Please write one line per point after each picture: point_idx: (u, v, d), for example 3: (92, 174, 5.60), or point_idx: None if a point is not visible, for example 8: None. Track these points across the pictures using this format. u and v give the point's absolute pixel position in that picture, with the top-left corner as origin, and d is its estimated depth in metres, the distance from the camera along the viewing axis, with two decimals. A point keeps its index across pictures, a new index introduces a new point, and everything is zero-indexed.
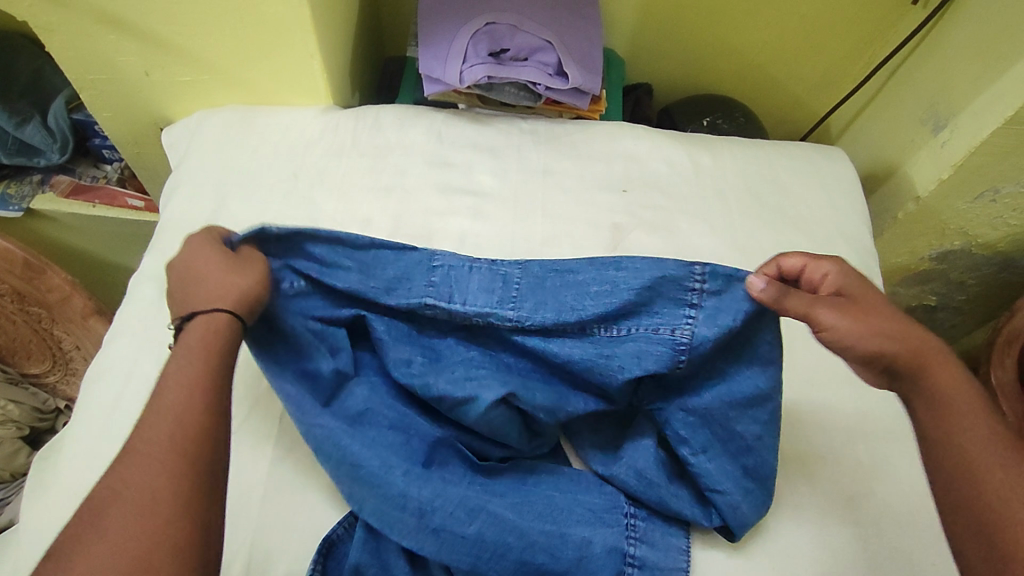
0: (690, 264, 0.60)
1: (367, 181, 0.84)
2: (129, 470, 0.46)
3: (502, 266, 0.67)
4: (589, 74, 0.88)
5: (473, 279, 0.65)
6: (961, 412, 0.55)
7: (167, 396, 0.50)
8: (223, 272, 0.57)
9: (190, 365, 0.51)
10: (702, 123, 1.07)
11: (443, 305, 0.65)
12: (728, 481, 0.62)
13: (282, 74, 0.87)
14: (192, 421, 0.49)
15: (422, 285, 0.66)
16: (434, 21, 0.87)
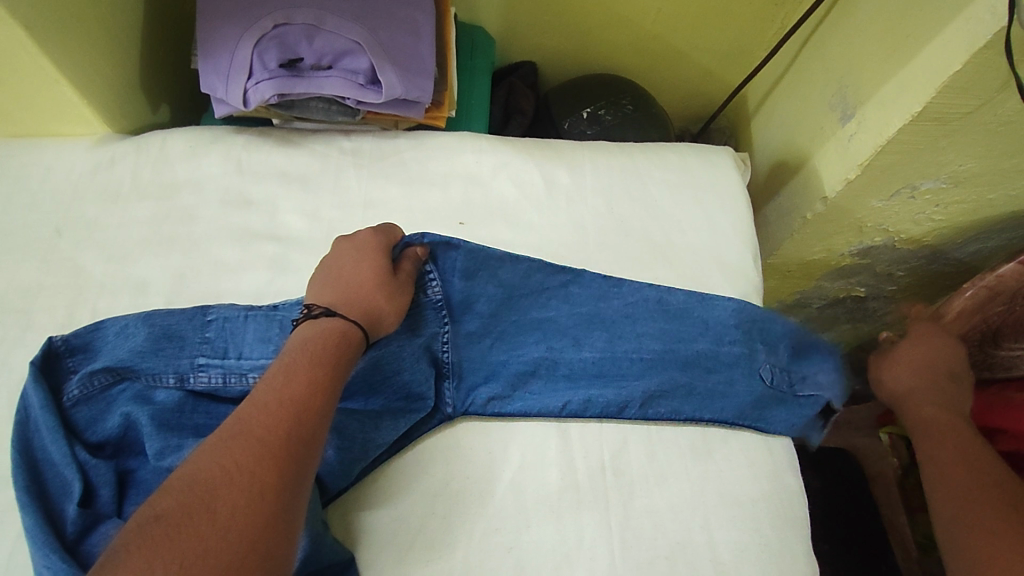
0: (423, 276, 0.61)
1: (148, 232, 0.70)
2: (212, 458, 0.41)
3: (280, 311, 0.61)
4: (415, 78, 0.72)
5: (249, 330, 0.59)
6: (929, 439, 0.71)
7: (288, 382, 0.46)
8: (380, 282, 0.55)
9: (301, 365, 0.48)
10: (582, 115, 0.90)
11: (218, 367, 0.58)
12: (694, 402, 0.63)
13: (32, 101, 0.70)
14: (297, 413, 0.45)
15: (195, 344, 0.58)
16: (214, 26, 0.70)
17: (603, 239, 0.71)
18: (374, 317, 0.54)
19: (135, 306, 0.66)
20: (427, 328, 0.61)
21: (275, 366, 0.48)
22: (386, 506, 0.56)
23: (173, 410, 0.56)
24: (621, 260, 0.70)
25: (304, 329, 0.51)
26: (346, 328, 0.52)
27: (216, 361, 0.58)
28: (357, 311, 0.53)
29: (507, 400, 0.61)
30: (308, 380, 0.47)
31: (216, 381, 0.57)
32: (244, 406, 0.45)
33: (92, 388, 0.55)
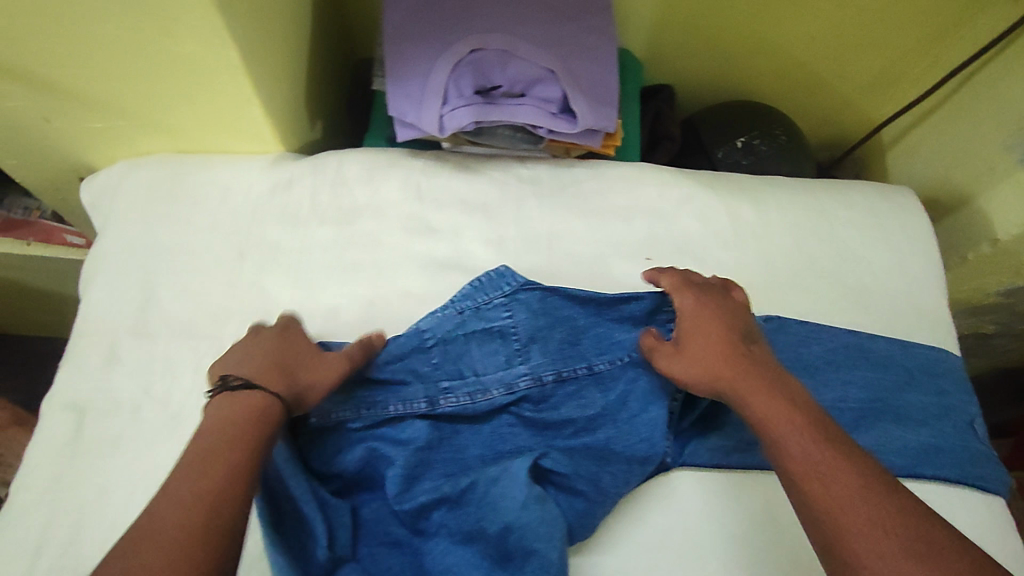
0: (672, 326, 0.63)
1: (331, 257, 0.68)
2: (152, 538, 0.39)
3: (495, 321, 0.60)
4: (603, 107, 0.70)
5: (474, 348, 0.59)
6: (805, 454, 0.48)
7: (218, 447, 0.45)
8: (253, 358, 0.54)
9: (217, 442, 0.46)
10: (736, 144, 0.89)
11: (462, 386, 0.59)
12: (909, 457, 0.61)
13: (215, 121, 0.69)
14: (225, 478, 0.44)
15: (427, 372, 0.58)
16: (404, 48, 0.68)
17: (794, 280, 0.70)
18: (296, 389, 0.52)
19: (328, 336, 0.64)
20: (651, 376, 0.60)
21: (204, 437, 0.46)
22: (614, 551, 0.56)
23: (412, 432, 0.57)
24: (813, 303, 0.69)
25: (219, 404, 0.48)
26: (267, 400, 0.49)
27: (456, 381, 0.59)
28: (279, 383, 0.51)
29: (727, 453, 0.61)
30: (234, 446, 0.46)
31: (457, 400, 0.58)
32: (172, 485, 0.43)
33: (321, 415, 0.56)
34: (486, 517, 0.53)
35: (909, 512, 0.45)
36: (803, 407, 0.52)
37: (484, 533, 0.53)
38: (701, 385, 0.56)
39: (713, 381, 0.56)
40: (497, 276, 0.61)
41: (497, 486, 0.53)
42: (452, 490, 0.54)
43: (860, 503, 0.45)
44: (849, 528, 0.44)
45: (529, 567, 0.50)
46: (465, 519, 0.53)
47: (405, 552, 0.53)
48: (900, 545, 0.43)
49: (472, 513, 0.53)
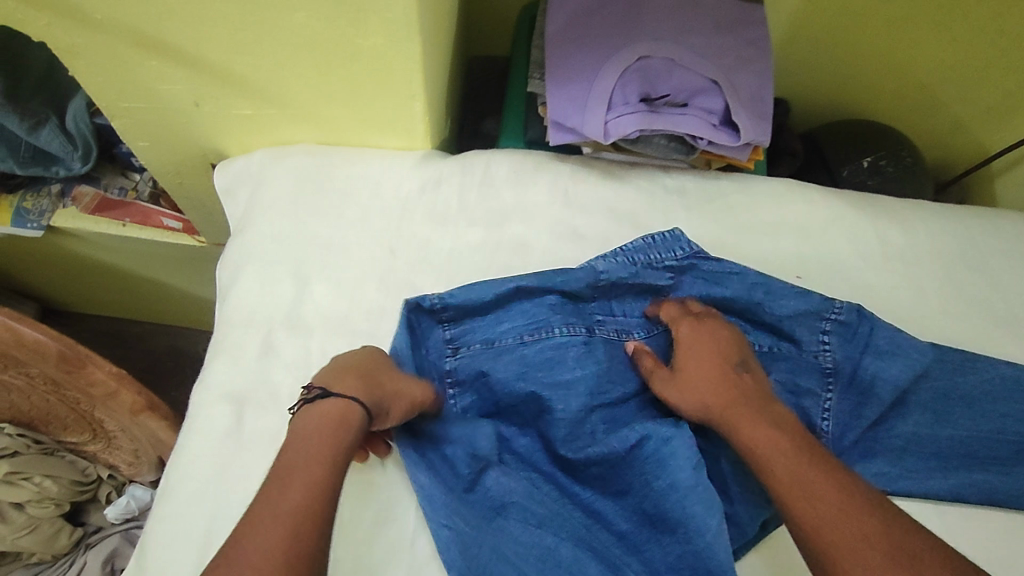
0: (832, 306, 0.65)
1: (481, 259, 0.67)
2: (250, 542, 0.42)
3: (646, 274, 0.66)
4: (762, 121, 0.69)
5: (629, 292, 0.66)
6: (785, 480, 0.52)
7: (302, 453, 0.48)
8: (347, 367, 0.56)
9: (310, 445, 0.48)
10: (862, 164, 0.88)
11: (612, 322, 0.64)
12: None
13: (369, 114, 0.68)
14: (312, 485, 0.46)
15: (589, 312, 0.64)
16: (567, 52, 0.67)
17: (945, 306, 0.69)
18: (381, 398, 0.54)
19: None
20: (808, 354, 0.65)
21: (297, 439, 0.49)
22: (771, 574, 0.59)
23: (568, 363, 0.60)
24: (965, 329, 0.68)
25: (303, 416, 0.51)
26: (346, 408, 0.51)
27: (608, 317, 0.65)
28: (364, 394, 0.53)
29: (887, 480, 0.61)
30: (315, 452, 0.48)
31: (608, 334, 0.63)
32: (268, 484, 0.46)
33: (489, 335, 0.62)
34: (654, 472, 0.58)
35: (890, 527, 0.48)
36: (789, 432, 0.55)
37: (646, 487, 0.58)
38: (698, 410, 0.59)
39: (706, 401, 0.59)
40: (672, 239, 0.67)
41: (668, 447, 0.58)
42: (621, 447, 0.59)
43: (842, 521, 0.48)
44: (840, 546, 0.47)
45: (680, 534, 0.56)
46: (631, 474, 0.59)
47: (551, 483, 0.59)
48: (886, 559, 0.46)
49: (636, 477, 0.58)
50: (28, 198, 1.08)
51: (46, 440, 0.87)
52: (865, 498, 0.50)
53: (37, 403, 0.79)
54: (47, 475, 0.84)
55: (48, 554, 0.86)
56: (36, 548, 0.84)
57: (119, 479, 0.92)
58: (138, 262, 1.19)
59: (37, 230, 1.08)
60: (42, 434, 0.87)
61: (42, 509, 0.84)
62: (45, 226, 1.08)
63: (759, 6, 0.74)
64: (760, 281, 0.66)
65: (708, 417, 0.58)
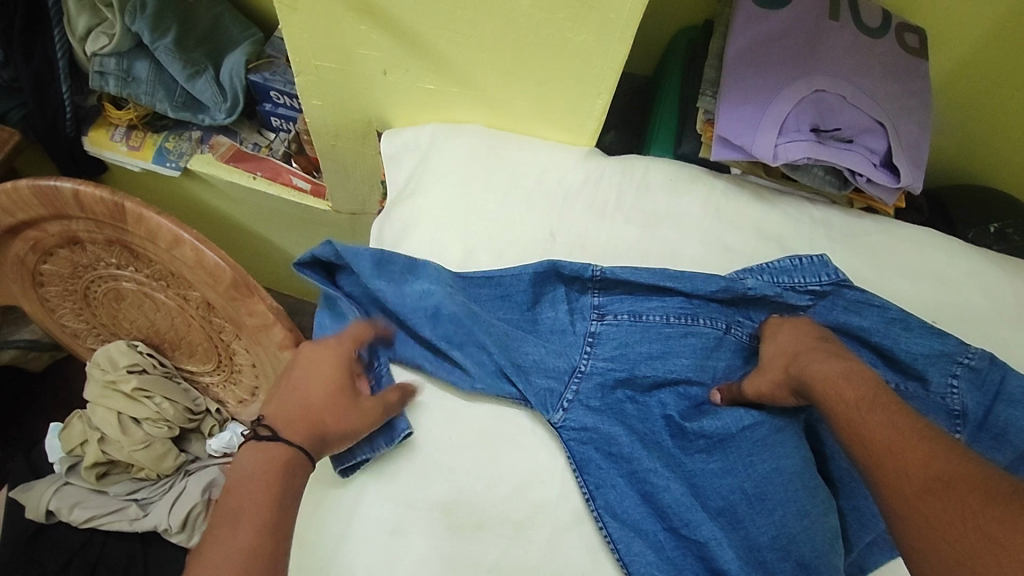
0: (967, 348, 0.64)
1: (632, 256, 0.70)
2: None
3: (787, 293, 0.65)
4: (917, 168, 0.72)
5: (771, 305, 0.65)
6: (858, 419, 0.50)
7: (245, 482, 0.49)
8: (337, 399, 0.55)
9: (251, 494, 0.49)
10: (989, 229, 0.90)
11: (748, 325, 0.65)
12: None
13: (547, 105, 0.73)
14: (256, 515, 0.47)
15: (729, 313, 0.64)
16: (745, 75, 0.71)
17: None
18: (322, 437, 0.53)
19: None
20: (937, 394, 0.63)
21: (239, 477, 0.50)
22: None
23: (685, 350, 0.61)
24: None
25: (248, 455, 0.51)
26: (292, 453, 0.52)
27: (744, 322, 0.65)
28: (307, 437, 0.53)
29: None
30: (263, 482, 0.50)
31: (742, 337, 0.64)
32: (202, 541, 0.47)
33: (630, 312, 0.62)
34: (759, 454, 0.57)
35: (970, 467, 0.43)
36: (859, 385, 0.53)
37: (751, 470, 0.56)
38: (779, 392, 0.57)
39: (783, 382, 0.57)
40: (818, 264, 0.67)
41: (780, 435, 0.57)
42: (734, 427, 0.58)
43: (915, 455, 0.45)
44: (885, 480, 0.46)
45: (776, 516, 0.54)
46: (737, 457, 0.57)
47: (656, 452, 0.58)
48: (957, 493, 0.42)
49: (740, 458, 0.57)
50: (170, 140, 1.15)
51: (168, 364, 0.91)
52: (948, 444, 0.46)
53: (179, 327, 0.85)
54: (166, 398, 0.87)
55: (153, 473, 0.87)
56: (145, 465, 0.85)
57: (223, 415, 0.94)
58: (255, 213, 1.23)
59: (174, 170, 1.15)
60: (166, 358, 0.92)
61: (157, 428, 0.85)
62: (181, 167, 1.14)
63: (923, 60, 0.77)
64: (898, 316, 0.65)
65: (789, 386, 0.57)
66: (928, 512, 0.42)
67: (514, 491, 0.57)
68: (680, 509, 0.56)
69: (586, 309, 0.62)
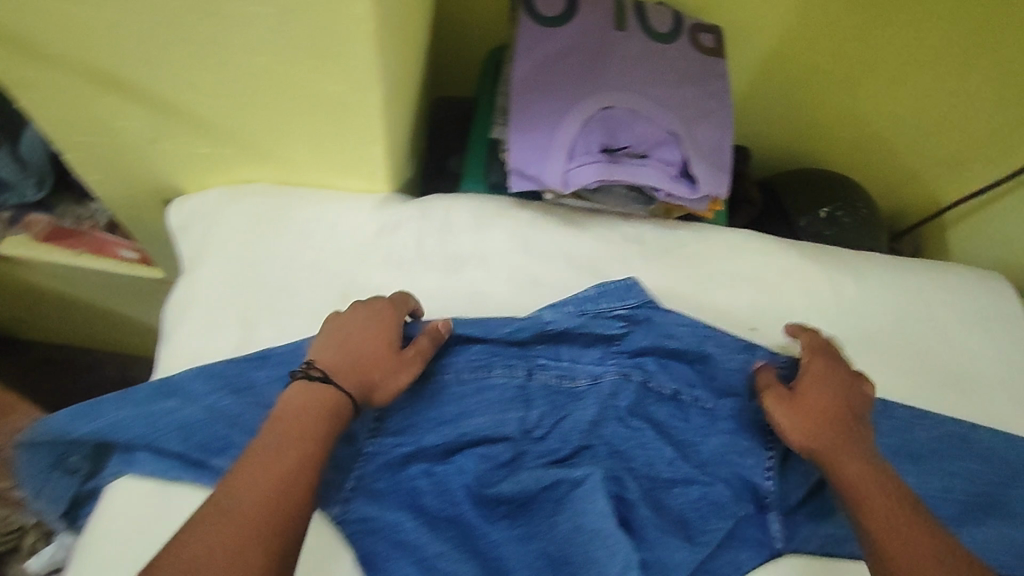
0: (775, 356, 0.64)
1: (435, 305, 0.65)
2: (198, 547, 0.42)
3: (590, 321, 0.61)
4: (720, 173, 0.69)
5: (578, 339, 0.62)
6: (873, 501, 0.53)
7: (283, 442, 0.49)
8: (391, 354, 0.56)
9: (295, 429, 0.50)
10: (819, 215, 0.91)
11: (555, 366, 0.61)
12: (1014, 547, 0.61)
13: (328, 157, 0.67)
14: (293, 479, 0.47)
15: (533, 357, 0.61)
16: (532, 98, 0.67)
17: (894, 358, 0.70)
18: (372, 390, 0.55)
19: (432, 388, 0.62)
20: (746, 410, 0.62)
21: (283, 421, 0.51)
22: None
23: (481, 407, 0.58)
24: (913, 385, 0.69)
25: (297, 391, 0.53)
26: (339, 401, 0.53)
27: (550, 362, 0.61)
28: (360, 390, 0.55)
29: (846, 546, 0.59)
30: (303, 432, 0.50)
31: (549, 380, 0.60)
32: (223, 486, 0.46)
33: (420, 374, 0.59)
34: (559, 514, 0.55)
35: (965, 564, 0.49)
36: (876, 467, 0.55)
37: (552, 530, 0.55)
38: (816, 448, 0.57)
39: (826, 438, 0.57)
40: (625, 287, 0.63)
41: (579, 491, 0.56)
42: (534, 486, 0.56)
43: (920, 548, 0.49)
44: (891, 561, 0.49)
45: None
46: (539, 519, 0.56)
47: (454, 525, 0.55)
48: None
49: (543, 521, 0.55)
50: None
51: None
52: (938, 529, 0.51)
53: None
54: None
55: None
56: None
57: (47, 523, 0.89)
58: (93, 289, 1.14)
59: None
60: None
61: None
62: None
63: (722, 60, 0.75)
64: (709, 332, 0.62)
65: (823, 446, 0.57)
66: None
67: None
68: None
69: None
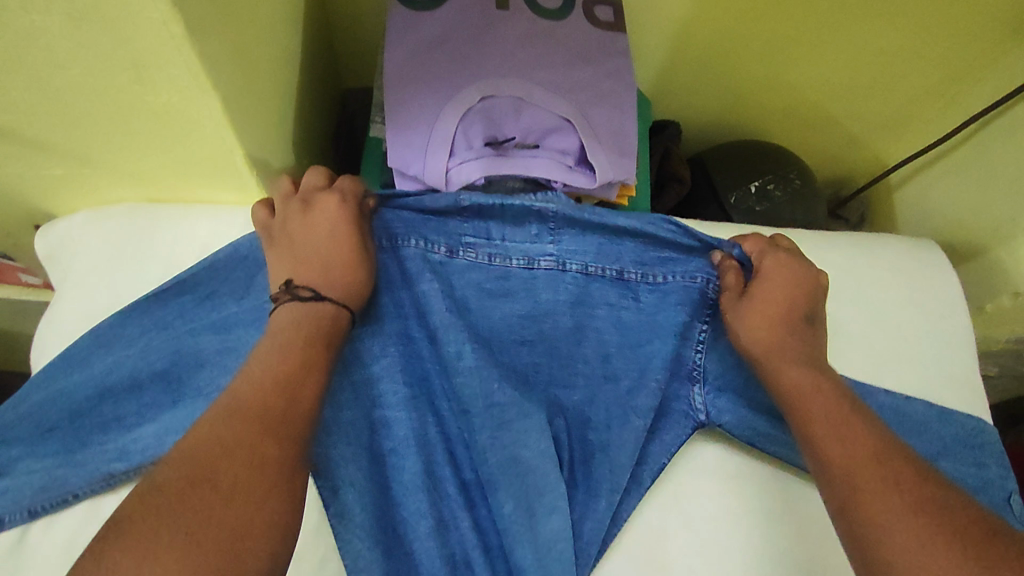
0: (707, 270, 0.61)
1: None
2: (207, 451, 0.41)
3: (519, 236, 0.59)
4: (622, 159, 0.64)
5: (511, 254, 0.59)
6: (820, 413, 0.52)
7: (281, 355, 0.47)
8: (356, 250, 0.54)
9: (286, 342, 0.48)
10: (750, 189, 0.86)
11: (485, 246, 0.59)
12: None
13: (193, 171, 0.61)
14: (295, 387, 0.45)
15: (464, 275, 0.59)
16: (408, 94, 0.62)
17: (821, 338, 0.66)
18: (354, 289, 0.53)
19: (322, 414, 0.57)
20: (677, 291, 0.60)
21: (276, 337, 0.48)
22: None
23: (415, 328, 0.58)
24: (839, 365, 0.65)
25: (288, 306, 0.51)
26: (336, 311, 0.52)
27: (480, 240, 0.59)
28: (349, 293, 0.53)
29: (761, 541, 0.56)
30: (301, 353, 0.47)
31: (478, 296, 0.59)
32: (228, 395, 0.45)
33: None
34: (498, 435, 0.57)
35: (918, 476, 0.47)
36: (825, 378, 0.54)
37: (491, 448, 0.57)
38: (769, 343, 0.56)
39: (779, 333, 0.56)
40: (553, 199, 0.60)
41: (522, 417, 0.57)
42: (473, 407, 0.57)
43: (871, 462, 0.48)
44: (838, 473, 0.48)
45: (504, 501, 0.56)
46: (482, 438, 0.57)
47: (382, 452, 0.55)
48: (910, 498, 0.45)
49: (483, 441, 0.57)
50: None
51: None
52: (894, 441, 0.50)
53: None
54: None
55: None
56: None
57: None
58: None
59: None
60: None
61: None
62: None
63: (621, 35, 0.70)
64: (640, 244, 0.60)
65: (784, 339, 0.56)
66: (878, 520, 0.45)
67: None
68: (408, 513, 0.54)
69: None
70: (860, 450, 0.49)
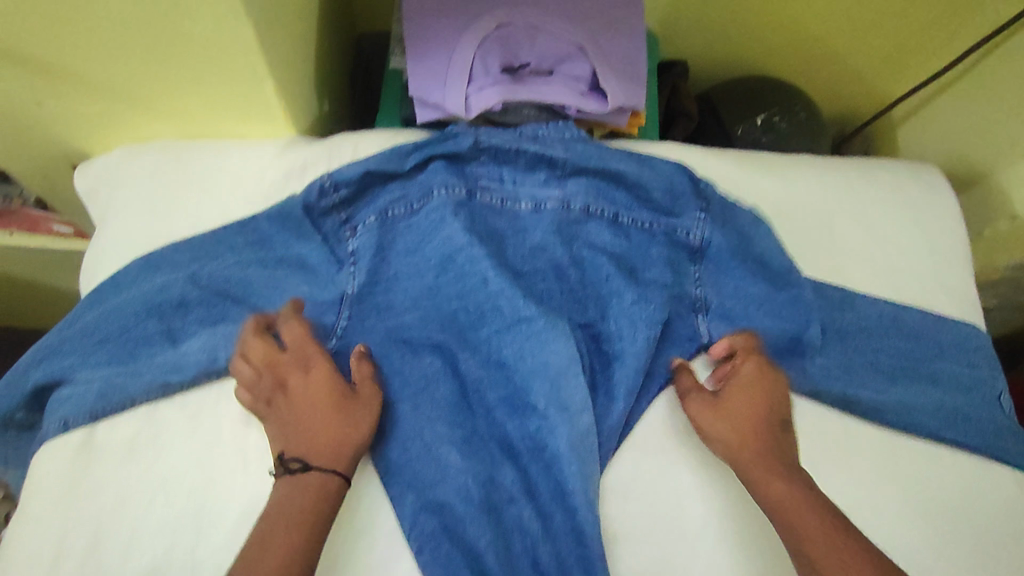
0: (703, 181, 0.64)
1: None
2: None
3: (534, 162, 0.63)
4: (633, 85, 0.67)
5: (523, 179, 0.63)
6: (795, 516, 0.53)
7: (287, 500, 0.50)
8: (342, 410, 0.54)
9: (282, 524, 0.49)
10: (756, 122, 0.88)
11: (499, 189, 0.63)
12: (938, 420, 0.62)
13: (224, 104, 0.65)
14: (300, 539, 0.48)
15: (482, 201, 0.62)
16: (427, 24, 0.65)
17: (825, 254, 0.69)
18: (347, 454, 0.53)
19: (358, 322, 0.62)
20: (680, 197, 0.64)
21: (274, 511, 0.50)
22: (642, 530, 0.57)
23: (436, 253, 0.61)
24: (843, 280, 0.68)
25: (282, 491, 0.51)
26: (325, 480, 0.51)
27: (493, 184, 0.63)
28: (341, 461, 0.52)
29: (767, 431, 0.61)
30: (307, 503, 0.50)
31: (495, 219, 0.63)
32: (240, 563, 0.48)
33: (376, 213, 0.61)
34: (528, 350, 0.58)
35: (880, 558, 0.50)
36: (794, 466, 0.55)
37: (519, 365, 0.59)
38: (741, 439, 0.57)
39: (753, 428, 0.57)
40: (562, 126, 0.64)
41: (551, 331, 0.58)
42: (499, 329, 0.60)
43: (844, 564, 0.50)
44: None
45: (539, 411, 0.57)
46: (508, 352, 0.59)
47: (412, 366, 0.59)
48: None
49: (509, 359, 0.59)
50: None
51: None
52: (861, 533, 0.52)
53: None
54: None
55: None
56: None
57: None
58: (23, 272, 1.01)
59: None
60: None
61: None
62: None
63: None
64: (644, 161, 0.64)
65: (759, 436, 0.56)
66: None
67: (230, 534, 0.54)
68: (442, 425, 0.57)
69: (331, 226, 0.60)
70: (860, 563, 0.50)
